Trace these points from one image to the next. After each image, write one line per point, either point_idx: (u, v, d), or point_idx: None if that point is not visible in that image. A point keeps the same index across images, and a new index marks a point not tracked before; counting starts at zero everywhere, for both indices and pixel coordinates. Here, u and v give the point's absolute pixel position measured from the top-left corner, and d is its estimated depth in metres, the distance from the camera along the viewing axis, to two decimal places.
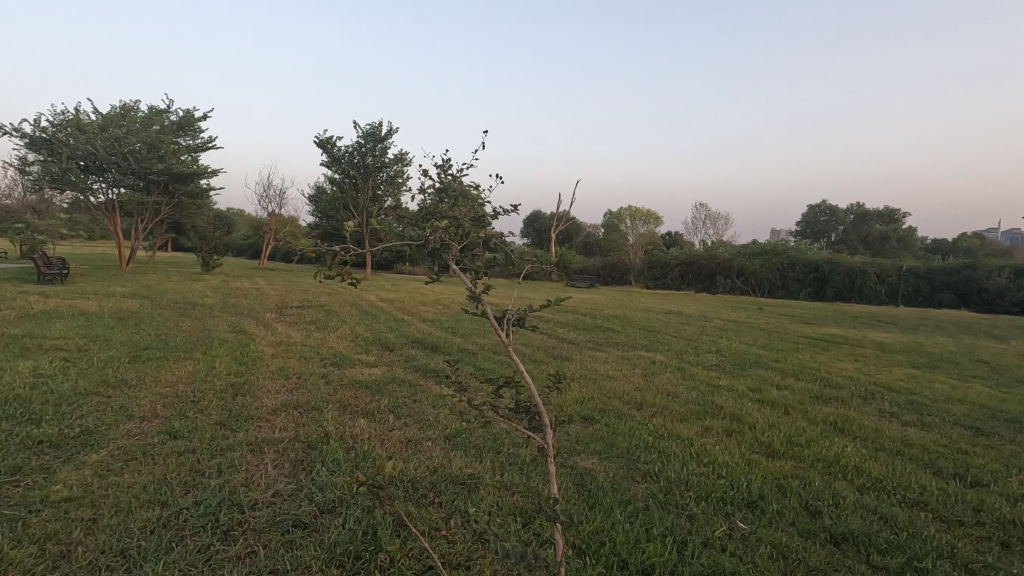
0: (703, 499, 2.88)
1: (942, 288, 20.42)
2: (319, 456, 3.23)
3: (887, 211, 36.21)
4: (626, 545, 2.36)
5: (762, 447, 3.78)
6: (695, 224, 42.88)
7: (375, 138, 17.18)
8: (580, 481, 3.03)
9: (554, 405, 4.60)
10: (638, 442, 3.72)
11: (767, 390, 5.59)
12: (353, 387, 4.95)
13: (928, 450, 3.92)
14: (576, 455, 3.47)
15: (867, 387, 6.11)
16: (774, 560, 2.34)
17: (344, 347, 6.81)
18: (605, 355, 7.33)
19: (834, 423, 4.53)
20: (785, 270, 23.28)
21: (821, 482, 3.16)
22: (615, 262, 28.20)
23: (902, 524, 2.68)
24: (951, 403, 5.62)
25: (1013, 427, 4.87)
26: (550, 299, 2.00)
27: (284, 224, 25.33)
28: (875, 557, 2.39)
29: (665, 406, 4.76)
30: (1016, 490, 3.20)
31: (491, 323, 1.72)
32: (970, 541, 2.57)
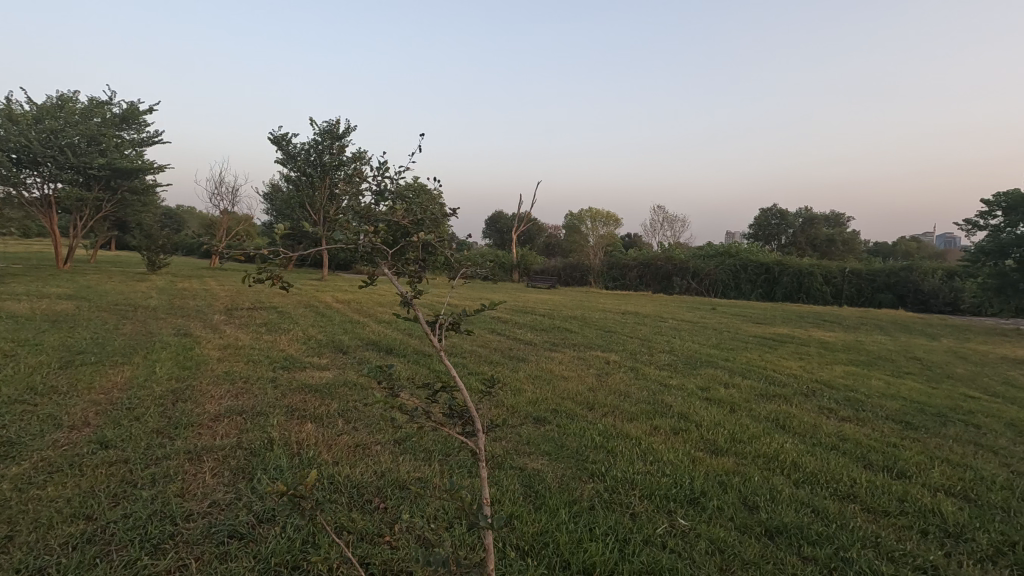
0: (645, 497, 2.95)
1: (882, 288, 21.55)
2: (262, 463, 3.14)
3: (833, 215, 38.05)
4: (568, 545, 2.38)
5: (707, 444, 3.90)
6: (653, 226, 43.87)
7: (333, 135, 16.79)
8: (528, 482, 3.05)
9: (507, 406, 4.61)
10: (587, 442, 3.77)
11: (715, 389, 5.76)
12: (302, 391, 4.83)
13: (860, 444, 4.12)
14: (525, 456, 3.50)
15: (809, 384, 6.38)
16: (711, 554, 2.41)
17: (296, 350, 6.65)
18: (561, 355, 7.40)
19: (776, 420, 4.72)
20: (738, 271, 24.05)
21: (760, 477, 3.27)
22: (575, 263, 28.49)
23: (832, 516, 2.81)
24: (884, 398, 5.94)
25: (939, 420, 5.17)
26: (485, 304, 2.00)
27: (237, 222, 24.50)
28: (804, 548, 2.49)
29: (616, 405, 4.84)
30: (937, 481, 3.40)
31: (423, 328, 1.70)
32: (893, 530, 2.72)
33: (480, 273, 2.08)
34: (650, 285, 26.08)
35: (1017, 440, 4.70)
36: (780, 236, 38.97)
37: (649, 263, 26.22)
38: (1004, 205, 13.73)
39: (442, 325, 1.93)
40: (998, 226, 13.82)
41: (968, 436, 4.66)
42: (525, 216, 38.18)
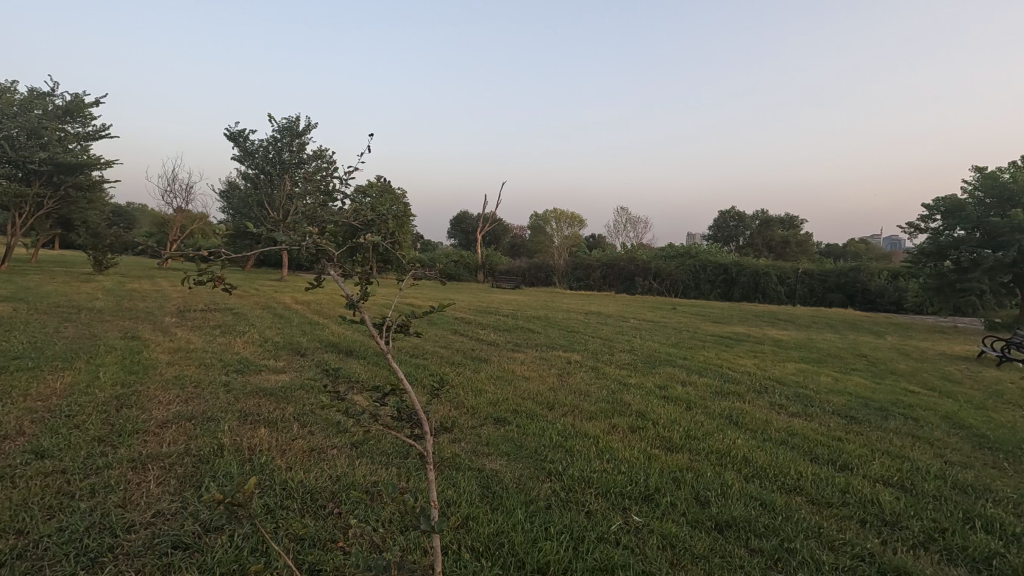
0: (601, 494, 2.99)
1: (833, 288, 22.46)
2: (211, 470, 3.04)
3: (788, 217, 39.40)
4: (523, 545, 2.40)
5: (663, 441, 3.98)
6: (617, 227, 44.56)
7: (292, 133, 16.36)
8: (485, 483, 3.05)
9: (467, 407, 4.61)
10: (547, 441, 3.80)
11: (672, 387, 5.89)
12: (256, 395, 4.70)
13: (808, 438, 4.29)
14: (485, 456, 3.50)
15: (762, 381, 6.59)
16: (663, 549, 2.47)
17: (251, 352, 6.47)
18: (523, 356, 7.42)
19: (729, 416, 4.86)
20: (698, 272, 24.68)
21: (712, 472, 3.37)
22: (540, 264, 28.60)
23: (778, 509, 2.91)
24: (832, 394, 6.19)
25: (880, 414, 5.44)
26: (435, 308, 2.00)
27: (191, 221, 23.63)
28: (752, 541, 2.57)
29: (576, 405, 4.90)
30: (877, 472, 3.57)
31: (370, 331, 1.68)
32: (835, 520, 2.84)
33: (428, 275, 2.07)
34: (613, 285, 26.49)
35: (951, 431, 4.99)
36: (738, 237, 40.20)
37: (612, 264, 26.63)
38: (942, 209, 14.52)
39: (389, 328, 1.92)
40: (937, 229, 14.61)
41: (907, 429, 4.91)
42: (490, 216, 38.21)
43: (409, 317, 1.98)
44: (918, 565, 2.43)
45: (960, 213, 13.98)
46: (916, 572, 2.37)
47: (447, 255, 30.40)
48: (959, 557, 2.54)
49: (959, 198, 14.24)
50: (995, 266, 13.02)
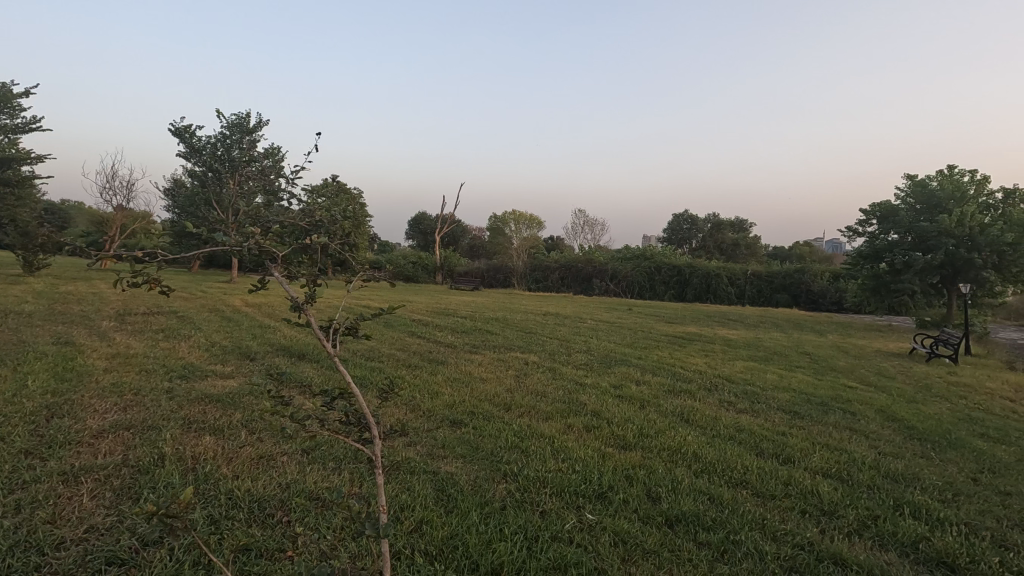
0: (555, 494, 3.02)
1: (779, 289, 23.43)
2: (151, 481, 2.90)
3: (738, 221, 40.82)
4: (477, 547, 2.39)
5: (617, 440, 4.06)
6: (574, 229, 45.11)
7: (242, 129, 15.81)
8: (440, 486, 3.03)
9: (424, 410, 4.57)
10: (503, 442, 3.81)
11: (627, 386, 6.01)
12: (202, 402, 4.51)
13: (755, 433, 4.46)
14: (441, 459, 3.48)
15: (711, 379, 6.81)
16: (614, 546, 2.51)
17: (196, 357, 6.21)
18: (481, 357, 7.42)
19: (681, 414, 5.00)
20: (653, 273, 25.27)
21: (663, 469, 3.46)
22: (498, 266, 28.56)
23: (725, 502, 3.02)
24: (777, 391, 6.46)
25: (822, 409, 5.71)
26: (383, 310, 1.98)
27: (133, 220, 22.49)
28: (699, 535, 2.65)
29: (532, 406, 4.93)
30: (817, 464, 3.75)
31: (317, 335, 1.63)
32: (778, 512, 2.96)
33: (378, 278, 2.05)
34: (571, 286, 26.80)
35: (884, 424, 5.29)
36: (691, 240, 41.35)
37: (570, 265, 26.96)
38: (878, 214, 15.37)
39: (338, 331, 1.89)
40: (873, 233, 15.47)
41: (845, 423, 5.18)
42: (449, 218, 37.97)
43: (357, 320, 1.95)
44: (852, 552, 2.56)
45: (894, 218, 14.83)
46: (851, 558, 2.50)
47: (404, 257, 30.02)
48: (890, 543, 2.69)
49: (893, 203, 15.10)
50: (924, 268, 13.88)
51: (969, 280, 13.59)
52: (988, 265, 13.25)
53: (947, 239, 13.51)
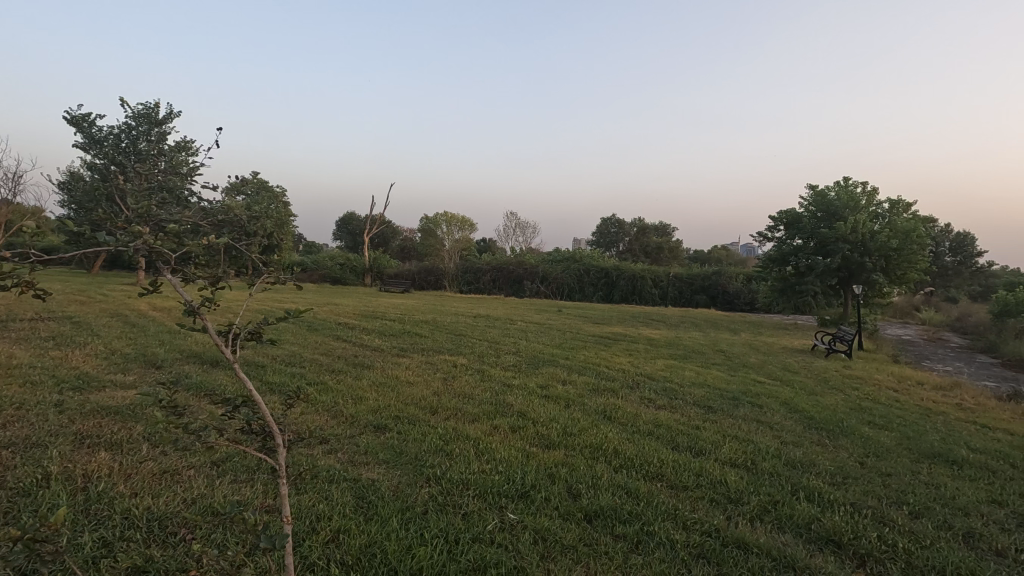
0: (479, 495, 3.03)
1: (698, 291, 24.77)
2: (33, 504, 2.63)
3: (661, 226, 42.76)
4: (397, 554, 2.36)
5: (542, 439, 4.12)
6: (506, 232, 45.42)
7: (150, 120, 14.63)
8: (360, 493, 2.96)
9: (346, 416, 4.44)
10: (428, 446, 3.77)
11: (553, 386, 6.13)
12: (97, 415, 4.14)
13: (671, 428, 4.68)
14: (363, 466, 3.39)
15: (634, 378, 7.08)
16: (535, 544, 2.56)
17: (93, 366, 5.69)
18: (409, 360, 7.31)
19: (604, 411, 5.16)
20: (582, 276, 25.92)
21: (584, 466, 3.55)
22: (429, 267, 28.10)
23: (642, 495, 3.14)
24: (694, 387, 6.81)
25: (732, 403, 6.09)
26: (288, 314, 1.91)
27: (20, 216, 20.29)
28: (616, 528, 2.74)
29: (459, 408, 4.92)
30: (726, 455, 3.99)
31: (214, 340, 1.55)
32: (690, 501, 3.13)
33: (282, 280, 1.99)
34: (502, 288, 27.02)
35: (787, 415, 5.71)
36: (618, 244, 42.81)
37: (501, 267, 27.17)
38: (784, 221, 16.60)
39: (238, 336, 1.83)
40: (780, 239, 16.68)
41: (753, 415, 5.54)
42: (378, 219, 37.06)
43: (262, 324, 1.89)
44: (754, 535, 2.75)
45: (798, 225, 16.07)
46: (753, 541, 2.67)
47: (331, 258, 29.02)
48: (788, 525, 2.91)
49: (797, 211, 16.37)
50: (824, 271, 15.13)
51: (861, 282, 14.96)
52: (877, 269, 14.64)
53: (843, 244, 14.80)
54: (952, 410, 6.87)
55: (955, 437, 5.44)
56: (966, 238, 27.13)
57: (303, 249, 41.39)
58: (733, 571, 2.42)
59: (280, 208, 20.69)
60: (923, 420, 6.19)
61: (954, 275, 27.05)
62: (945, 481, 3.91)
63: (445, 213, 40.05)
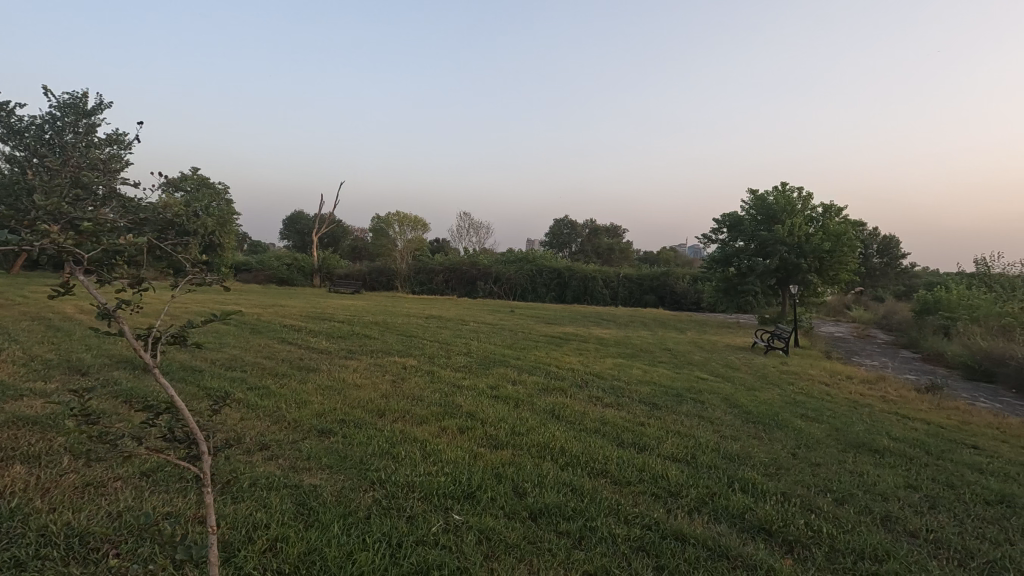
0: (424, 497, 3.01)
1: (647, 291, 25.49)
2: None
3: (612, 228, 43.74)
4: (337, 560, 2.31)
5: (489, 440, 4.13)
6: (460, 232, 45.28)
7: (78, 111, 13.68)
8: (301, 500, 2.88)
9: (288, 421, 4.30)
10: (373, 449, 3.71)
11: (503, 386, 6.16)
12: (12, 426, 3.85)
13: (616, 425, 4.80)
14: (306, 472, 3.31)
15: (583, 376, 7.21)
16: (479, 544, 2.56)
17: (9, 374, 5.28)
18: (356, 362, 7.17)
19: (552, 410, 5.23)
20: (534, 276, 26.15)
21: (531, 465, 3.58)
22: (380, 267, 27.68)
23: (585, 491, 3.20)
24: (640, 384, 7.00)
25: (676, 399, 6.29)
26: (215, 318, 1.85)
27: None
28: (560, 525, 2.78)
29: (407, 410, 4.86)
30: (669, 450, 4.12)
31: (130, 342, 1.47)
32: (632, 496, 3.21)
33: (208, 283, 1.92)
34: (455, 288, 26.93)
35: (727, 410, 5.95)
36: (570, 244, 43.45)
37: (454, 267, 27.07)
38: (727, 224, 17.27)
39: (159, 340, 1.75)
40: (724, 241, 17.34)
41: (696, 411, 5.74)
42: (327, 218, 36.01)
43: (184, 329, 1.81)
44: (691, 527, 2.85)
45: (740, 228, 16.76)
46: (690, 533, 2.76)
47: (276, 258, 28.11)
48: (723, 516, 3.03)
49: (739, 214, 17.07)
50: (764, 271, 15.84)
51: (797, 282, 15.76)
52: (811, 269, 15.46)
53: (781, 246, 15.55)
54: (876, 402, 7.34)
55: (877, 427, 5.82)
56: (891, 241, 29.04)
57: (248, 249, 39.94)
58: (671, 562, 2.50)
59: (221, 206, 19.81)
60: (850, 412, 6.58)
61: (881, 276, 28.92)
62: (867, 469, 4.18)
63: (397, 213, 37.95)
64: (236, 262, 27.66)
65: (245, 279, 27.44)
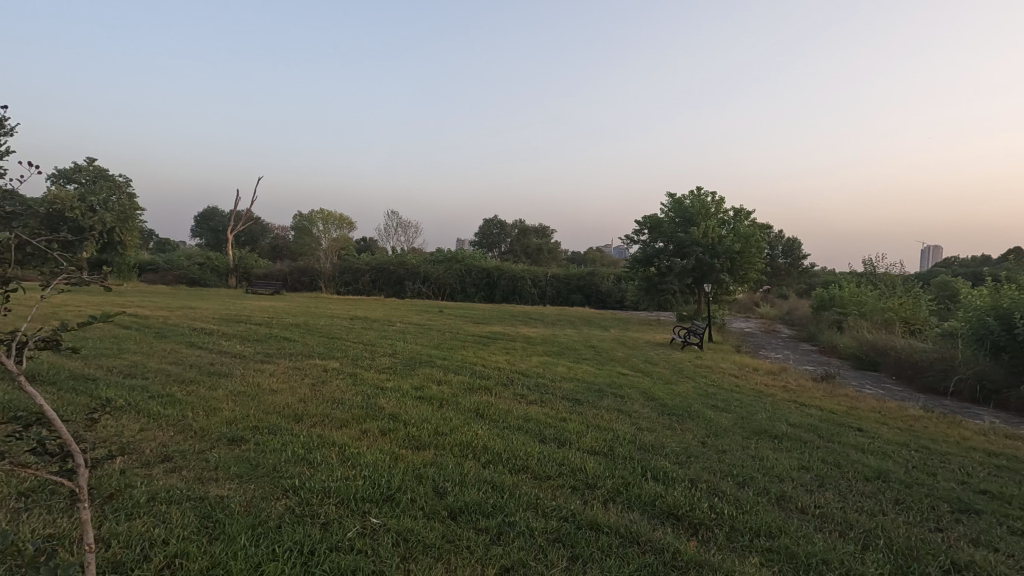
0: (340, 503, 2.93)
1: (574, 290, 26.17)
2: None
3: (541, 228, 44.52)
4: (244, 573, 2.21)
5: (412, 441, 4.09)
6: (388, 231, 44.34)
7: None
8: (206, 512, 2.72)
9: (195, 430, 4.04)
10: (288, 456, 3.57)
11: (427, 387, 6.10)
12: None
13: (539, 422, 4.89)
14: (213, 483, 3.12)
15: (509, 375, 7.30)
16: (397, 546, 2.53)
17: None
18: (273, 366, 6.85)
19: (477, 409, 5.25)
20: (464, 276, 26.08)
21: (453, 464, 3.58)
22: (303, 267, 26.60)
23: (505, 488, 3.25)
24: (564, 381, 7.17)
25: (597, 394, 6.51)
26: (96, 318, 1.70)
27: None
28: (479, 522, 2.81)
29: (326, 414, 4.70)
30: (588, 444, 4.26)
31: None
32: (552, 490, 3.29)
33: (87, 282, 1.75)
34: (382, 288, 26.36)
35: (645, 403, 6.22)
36: (500, 244, 43.69)
37: (382, 267, 26.49)
38: (648, 226, 18.03)
39: (25, 347, 1.59)
40: (645, 242, 18.10)
41: (615, 405, 5.96)
42: (244, 216, 34.14)
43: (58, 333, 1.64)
44: (605, 516, 2.96)
45: (659, 229, 17.58)
46: (604, 522, 2.87)
47: (187, 257, 26.29)
48: (636, 504, 3.17)
49: (658, 216, 17.90)
50: (681, 271, 16.70)
51: (711, 281, 16.74)
52: (724, 269, 16.48)
53: (696, 247, 16.45)
54: (778, 392, 7.94)
55: (778, 414, 6.31)
56: (795, 243, 31.51)
57: (155, 247, 37.08)
58: (585, 551, 2.59)
59: (122, 200, 18.23)
60: (755, 402, 7.09)
61: (786, 275, 31.29)
62: (767, 453, 4.51)
63: (321, 212, 37.02)
64: (140, 261, 25.57)
65: (151, 279, 25.43)
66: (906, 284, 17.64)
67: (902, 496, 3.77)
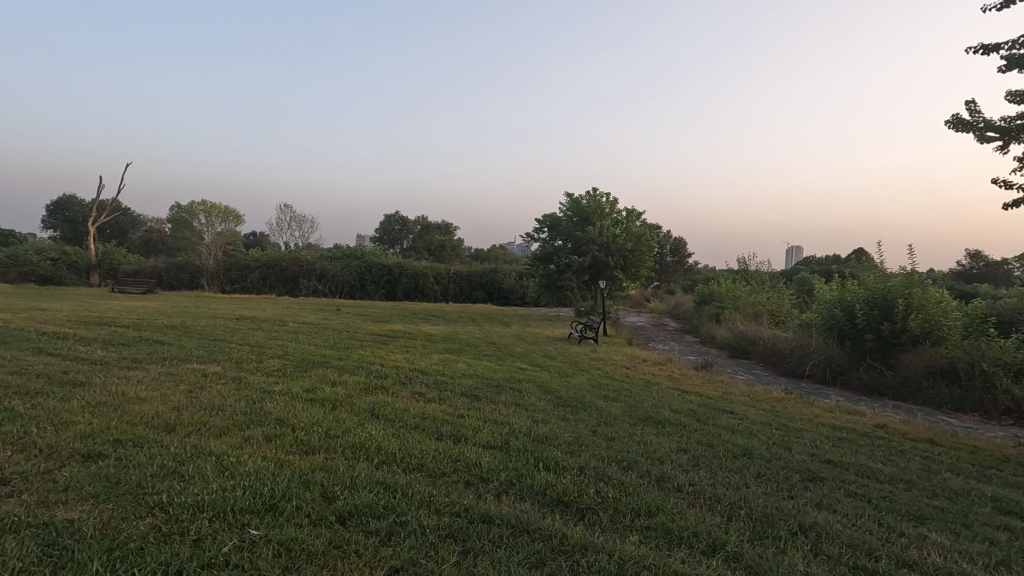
0: (215, 517, 2.72)
1: (476, 287, 26.30)
2: None
3: (443, 226, 44.39)
4: None
5: (300, 446, 3.89)
6: (280, 225, 41.86)
7: None
8: (52, 539, 2.41)
9: (39, 448, 3.55)
10: (155, 470, 3.25)
11: (319, 389, 5.83)
12: None
13: (436, 419, 4.87)
14: (61, 506, 2.76)
15: (407, 373, 7.16)
16: (278, 557, 2.40)
17: None
18: (141, 372, 6.19)
19: (372, 410, 5.10)
20: (363, 273, 25.28)
21: (344, 467, 3.46)
22: (181, 264, 24.34)
23: (398, 487, 3.20)
24: (464, 378, 7.17)
25: (496, 390, 6.59)
26: None
27: None
28: (369, 524, 2.74)
29: (203, 422, 4.34)
30: (484, 439, 4.30)
31: None
32: (446, 487, 3.28)
33: None
34: (274, 287, 24.81)
35: (541, 397, 6.39)
36: (402, 241, 42.84)
37: (273, 264, 24.94)
38: (547, 224, 18.53)
39: None
40: (545, 240, 18.57)
41: (513, 399, 6.07)
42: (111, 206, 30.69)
43: None
44: (497, 508, 3.01)
45: (558, 228, 18.14)
46: (495, 514, 2.92)
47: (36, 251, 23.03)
48: (528, 494, 3.26)
49: (557, 215, 18.45)
50: (579, 269, 17.36)
51: (606, 278, 17.59)
52: (617, 267, 17.39)
53: (592, 246, 17.16)
54: (663, 381, 8.52)
55: (662, 402, 6.76)
56: (681, 243, 34.07)
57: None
58: (476, 544, 2.62)
59: None
60: (643, 391, 7.55)
61: (673, 273, 33.72)
62: (650, 438, 4.83)
63: (203, 203, 34.28)
64: None
65: None
66: (772, 280, 19.69)
67: (763, 469, 4.20)
